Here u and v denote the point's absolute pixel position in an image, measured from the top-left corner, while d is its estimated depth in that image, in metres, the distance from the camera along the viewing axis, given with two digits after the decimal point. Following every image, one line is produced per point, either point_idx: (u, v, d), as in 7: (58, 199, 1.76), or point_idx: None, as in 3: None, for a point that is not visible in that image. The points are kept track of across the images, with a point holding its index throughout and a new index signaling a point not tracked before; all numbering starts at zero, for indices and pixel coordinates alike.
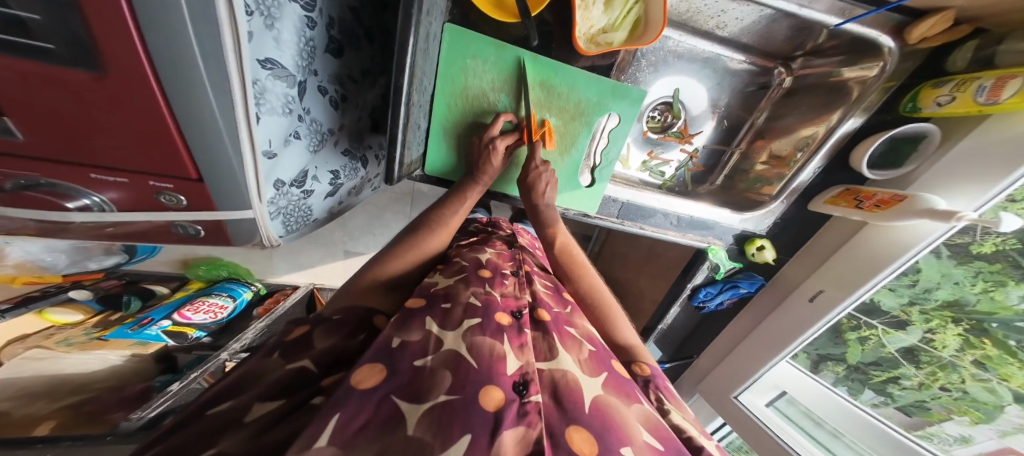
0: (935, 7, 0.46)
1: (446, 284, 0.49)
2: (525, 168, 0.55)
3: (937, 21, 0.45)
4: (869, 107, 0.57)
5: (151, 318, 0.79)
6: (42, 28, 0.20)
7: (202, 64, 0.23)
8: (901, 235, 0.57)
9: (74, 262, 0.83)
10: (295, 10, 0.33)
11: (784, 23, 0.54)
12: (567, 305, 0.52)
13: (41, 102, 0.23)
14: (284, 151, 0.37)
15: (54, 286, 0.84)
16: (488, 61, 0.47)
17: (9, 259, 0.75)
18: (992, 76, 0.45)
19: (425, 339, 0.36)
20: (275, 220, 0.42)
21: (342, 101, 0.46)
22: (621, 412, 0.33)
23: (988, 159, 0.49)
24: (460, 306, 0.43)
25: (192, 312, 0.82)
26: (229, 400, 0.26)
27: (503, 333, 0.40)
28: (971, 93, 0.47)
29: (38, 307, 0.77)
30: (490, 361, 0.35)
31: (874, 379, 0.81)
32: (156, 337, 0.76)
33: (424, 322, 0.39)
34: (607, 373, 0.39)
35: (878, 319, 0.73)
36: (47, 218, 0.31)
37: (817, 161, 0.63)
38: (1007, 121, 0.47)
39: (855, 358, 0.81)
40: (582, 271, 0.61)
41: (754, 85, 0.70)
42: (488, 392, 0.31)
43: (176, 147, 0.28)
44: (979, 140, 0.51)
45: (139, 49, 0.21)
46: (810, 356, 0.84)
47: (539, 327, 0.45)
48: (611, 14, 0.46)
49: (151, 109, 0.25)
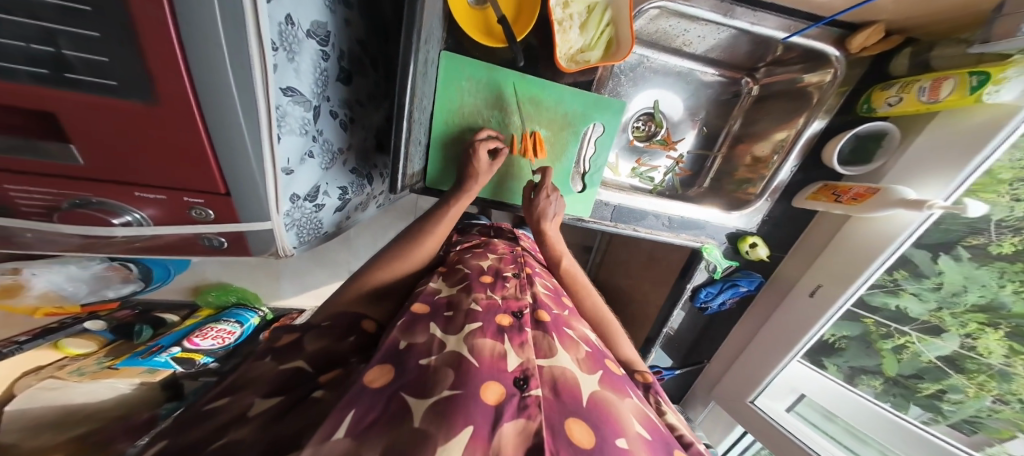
0: (866, 22, 0.53)
1: (448, 292, 0.51)
2: (536, 195, 0.58)
3: (871, 32, 0.52)
4: (830, 110, 0.62)
5: (162, 346, 0.84)
6: (113, 67, 0.24)
7: (236, 91, 0.28)
8: (889, 225, 0.59)
9: (94, 290, 0.88)
10: (312, 45, 0.38)
11: (744, 40, 0.60)
12: (565, 309, 0.55)
13: (104, 130, 0.27)
14: (299, 168, 0.41)
15: (72, 318, 0.88)
16: (481, 82, 0.53)
17: (34, 289, 0.79)
18: (929, 78, 0.51)
19: (429, 342, 0.38)
20: (290, 232, 0.45)
21: (350, 123, 0.51)
22: (614, 404, 0.35)
23: (944, 150, 0.53)
24: (462, 313, 0.45)
25: (201, 338, 0.87)
26: (226, 397, 0.29)
27: (504, 333, 0.42)
28: (914, 93, 0.53)
29: (56, 338, 0.81)
30: (491, 360, 0.37)
31: (921, 394, 0.71)
32: (165, 364, 0.77)
33: (427, 326, 0.41)
34: (602, 371, 0.41)
35: (908, 325, 0.71)
36: (93, 234, 0.35)
37: (792, 161, 0.67)
38: (960, 116, 0.52)
39: (892, 369, 0.75)
40: (582, 293, 0.63)
41: (724, 95, 0.74)
42: (490, 387, 0.33)
43: (209, 164, 0.32)
44: (935, 134, 0.55)
45: (186, 80, 0.25)
46: (841, 369, 0.81)
47: (539, 327, 0.46)
48: (586, 35, 0.52)
49: (191, 132, 0.29)
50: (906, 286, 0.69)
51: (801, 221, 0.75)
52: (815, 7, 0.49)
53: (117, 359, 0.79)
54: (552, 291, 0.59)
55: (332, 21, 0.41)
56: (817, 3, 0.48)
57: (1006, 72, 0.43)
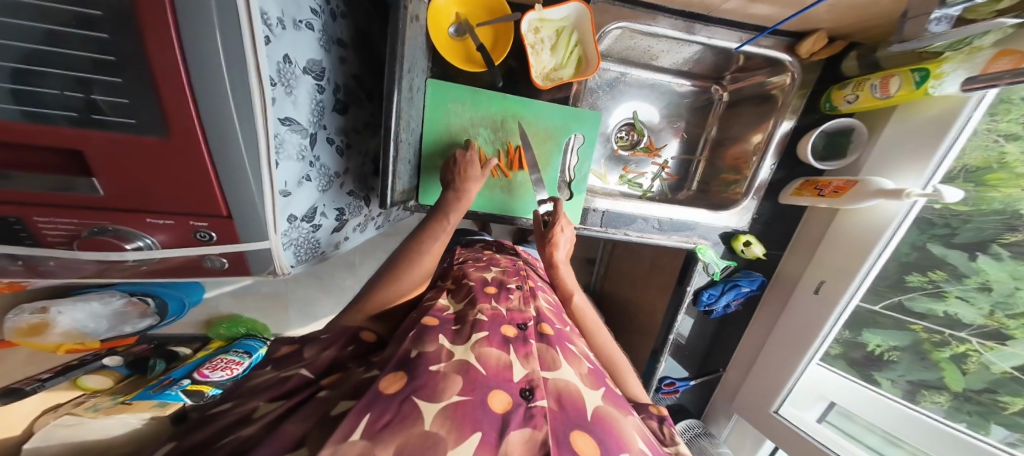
0: (810, 30, 0.56)
1: (456, 308, 0.50)
2: (550, 228, 0.59)
3: (818, 37, 0.55)
4: (795, 111, 0.64)
5: (172, 378, 0.87)
6: (133, 108, 0.28)
7: (237, 122, 0.31)
8: (879, 216, 0.59)
9: (113, 326, 0.89)
10: (308, 80, 0.42)
11: (709, 54, 0.64)
12: (566, 325, 0.54)
13: (122, 163, 0.31)
14: (297, 190, 0.44)
15: (93, 354, 0.91)
16: (466, 104, 0.57)
17: (58, 328, 0.80)
18: (877, 77, 0.54)
19: (439, 350, 0.37)
20: (288, 251, 0.47)
21: (347, 149, 0.55)
22: (619, 421, 0.36)
23: (917, 139, 0.55)
24: (469, 324, 0.45)
25: (210, 370, 0.87)
26: (227, 402, 0.30)
27: (509, 344, 0.42)
28: (868, 90, 0.55)
29: (76, 374, 0.85)
30: (497, 368, 0.36)
31: (1005, 412, 0.57)
32: (175, 396, 0.79)
33: (437, 336, 0.40)
34: (605, 388, 0.41)
35: (963, 331, 0.60)
36: (109, 258, 0.38)
37: (769, 159, 0.67)
38: (918, 108, 0.55)
39: (957, 383, 0.62)
40: (589, 332, 0.58)
41: (697, 103, 0.78)
42: (496, 394, 0.33)
43: (212, 188, 0.35)
44: (900, 128, 0.57)
45: (193, 114, 0.29)
46: (898, 385, 0.69)
47: (543, 339, 0.46)
48: (557, 56, 0.56)
49: (196, 160, 0.32)
50: (947, 289, 0.61)
51: (794, 218, 0.74)
52: (754, 19, 0.54)
53: (129, 395, 0.82)
54: (555, 308, 0.58)
55: (327, 59, 0.46)
56: (760, 17, 0.53)
57: (942, 67, 0.46)
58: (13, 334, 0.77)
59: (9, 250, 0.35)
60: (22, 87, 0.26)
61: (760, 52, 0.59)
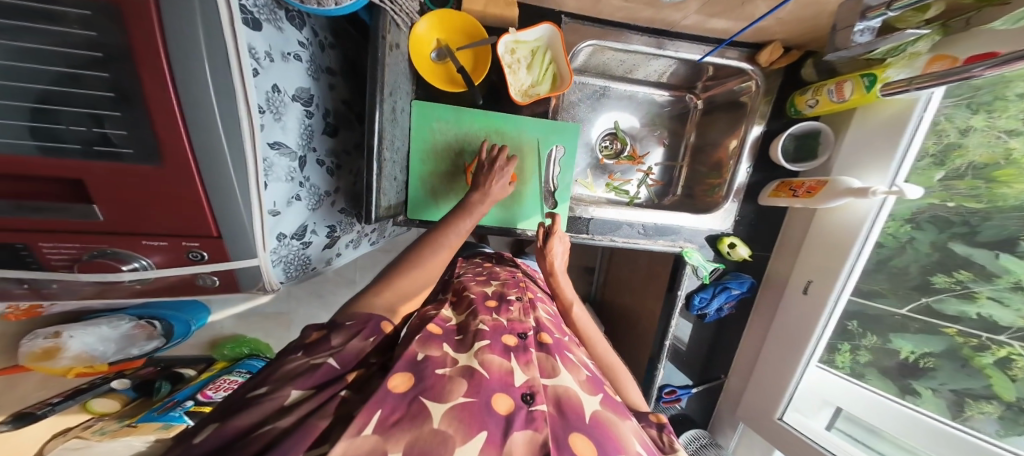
0: (765, 40, 0.59)
1: (459, 319, 0.50)
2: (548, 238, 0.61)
3: (774, 48, 0.58)
4: (764, 116, 0.66)
5: (177, 400, 0.87)
6: (130, 138, 0.31)
7: (227, 150, 0.33)
8: (852, 214, 0.60)
9: (121, 349, 0.90)
10: (297, 107, 0.45)
11: (682, 65, 0.68)
12: (566, 334, 0.53)
13: (118, 189, 0.33)
14: (286, 209, 0.46)
15: (101, 378, 0.91)
16: (449, 121, 0.59)
17: (69, 351, 0.82)
18: (833, 82, 0.56)
19: (445, 355, 0.38)
20: (277, 268, 0.48)
21: (337, 169, 0.57)
22: (617, 426, 0.35)
23: (880, 135, 0.56)
24: (471, 334, 0.44)
25: (213, 390, 0.88)
26: (264, 387, 0.31)
27: (510, 352, 0.42)
28: (826, 95, 0.57)
29: (84, 398, 0.84)
30: (500, 373, 0.37)
31: None
32: (178, 419, 0.78)
33: (441, 344, 0.40)
34: (603, 394, 0.41)
35: (1003, 334, 0.54)
36: (105, 279, 0.39)
37: (745, 163, 0.68)
38: (876, 109, 0.56)
39: (1009, 392, 0.55)
40: (586, 338, 0.57)
41: (675, 111, 0.80)
42: (501, 397, 0.33)
43: (203, 210, 0.36)
44: (860, 131, 0.59)
45: (185, 142, 0.31)
46: (941, 395, 0.62)
47: (542, 348, 0.46)
48: (533, 73, 0.59)
49: (189, 185, 0.34)
50: (977, 289, 0.57)
51: (776, 218, 0.74)
52: (714, 32, 0.57)
53: (135, 416, 0.83)
54: (555, 318, 0.57)
55: (316, 87, 0.48)
56: (719, 30, 0.56)
57: (887, 72, 0.50)
58: (27, 358, 0.80)
59: (16, 274, 0.37)
60: (39, 124, 0.28)
61: (725, 63, 0.62)
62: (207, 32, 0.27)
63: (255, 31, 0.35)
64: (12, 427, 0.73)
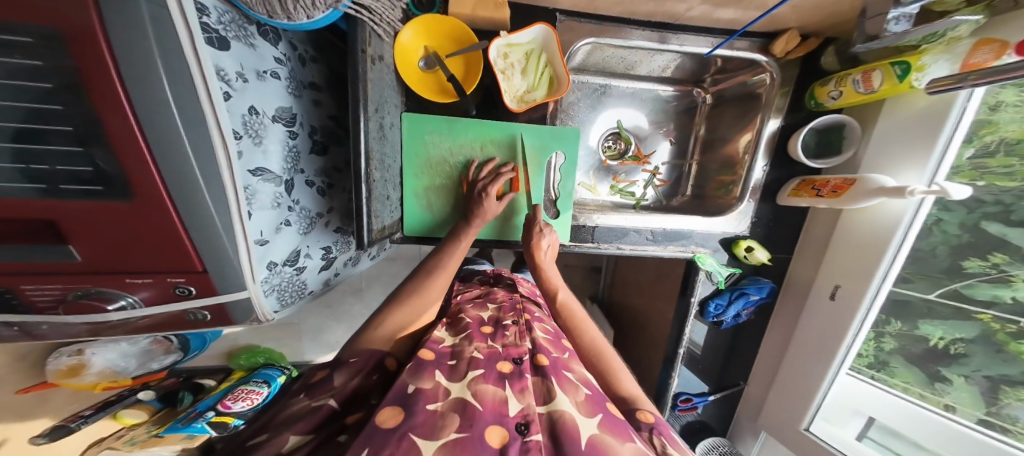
0: (782, 28, 0.55)
1: (453, 341, 0.47)
2: (529, 230, 0.59)
3: (789, 36, 0.54)
4: (780, 109, 0.61)
5: (199, 410, 0.88)
6: (97, 175, 0.28)
7: (204, 184, 0.31)
8: (884, 214, 0.55)
9: (142, 363, 0.90)
10: (278, 128, 0.42)
11: (687, 58, 0.63)
12: (565, 351, 0.49)
13: (94, 228, 0.31)
14: (275, 237, 0.44)
15: (127, 389, 0.91)
16: (443, 134, 0.57)
17: (93, 367, 0.83)
18: (858, 71, 0.52)
19: (436, 387, 0.35)
20: (270, 297, 0.47)
21: (328, 188, 0.55)
22: (615, 451, 0.31)
23: (909, 133, 0.52)
24: (465, 361, 0.42)
25: (232, 400, 0.87)
26: (263, 434, 0.29)
27: (505, 380, 0.39)
28: (850, 86, 0.53)
29: (114, 409, 0.85)
30: (495, 404, 0.35)
31: None
32: (202, 429, 0.83)
33: (433, 373, 0.38)
34: (603, 414, 0.36)
35: None
36: (93, 319, 0.38)
37: (761, 160, 0.64)
38: (906, 101, 0.53)
39: None
40: (577, 329, 0.55)
41: (681, 107, 0.76)
42: (493, 429, 0.31)
43: (185, 247, 0.34)
44: (890, 122, 0.55)
45: (157, 178, 0.29)
46: (973, 381, 0.59)
47: (539, 372, 0.43)
48: (528, 78, 0.57)
49: (167, 223, 0.32)
50: (1013, 273, 0.52)
51: (794, 216, 0.69)
52: (722, 23, 0.53)
53: (163, 426, 0.86)
54: (551, 335, 0.53)
55: (298, 104, 0.46)
56: (727, 21, 0.52)
57: (923, 59, 0.45)
58: (55, 376, 0.81)
59: (6, 317, 0.36)
60: (28, 165, 0.27)
61: (734, 54, 0.58)
62: (166, 58, 0.25)
63: (222, 51, 0.32)
64: (49, 440, 0.76)
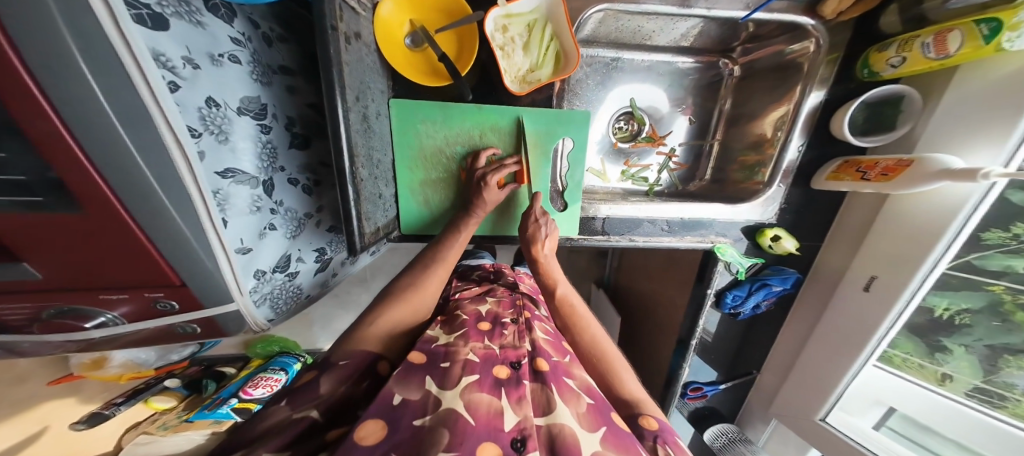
0: None
1: (446, 339, 0.44)
2: (525, 220, 0.55)
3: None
4: (824, 79, 0.54)
5: (223, 397, 0.87)
6: (32, 184, 0.25)
7: (163, 192, 0.27)
8: (942, 198, 0.49)
9: (161, 355, 0.90)
10: (246, 121, 0.38)
11: (713, 25, 0.56)
12: (567, 354, 0.46)
13: (48, 243, 0.28)
14: (259, 244, 0.41)
15: (153, 378, 0.91)
16: (437, 122, 0.52)
17: (114, 359, 0.85)
18: (930, 32, 0.45)
19: (425, 398, 0.33)
20: (262, 307, 0.44)
21: (315, 186, 0.52)
22: None
23: (978, 108, 0.46)
24: (459, 364, 0.39)
25: (253, 387, 0.87)
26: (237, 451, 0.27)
27: (501, 387, 0.36)
28: (918, 50, 0.46)
29: (144, 396, 0.85)
30: (487, 417, 0.32)
31: None
32: (227, 414, 0.83)
33: (424, 379, 0.35)
34: (608, 427, 0.34)
35: None
36: (73, 337, 0.36)
37: (797, 138, 0.57)
38: (987, 67, 0.45)
39: None
40: (579, 328, 0.50)
41: (704, 80, 0.68)
42: (487, 446, 0.29)
43: (155, 261, 0.31)
44: (958, 95, 0.48)
45: (104, 187, 0.25)
46: (973, 351, 0.57)
47: (538, 378, 0.40)
48: (531, 56, 0.51)
49: (129, 236, 0.28)
50: None
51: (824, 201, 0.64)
52: None
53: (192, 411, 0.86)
54: (552, 335, 0.50)
55: (268, 93, 0.41)
56: None
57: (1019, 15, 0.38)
58: (81, 369, 0.84)
59: None
60: None
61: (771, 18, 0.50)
62: (86, 44, 0.20)
63: (161, 32, 0.27)
64: (89, 425, 0.79)
